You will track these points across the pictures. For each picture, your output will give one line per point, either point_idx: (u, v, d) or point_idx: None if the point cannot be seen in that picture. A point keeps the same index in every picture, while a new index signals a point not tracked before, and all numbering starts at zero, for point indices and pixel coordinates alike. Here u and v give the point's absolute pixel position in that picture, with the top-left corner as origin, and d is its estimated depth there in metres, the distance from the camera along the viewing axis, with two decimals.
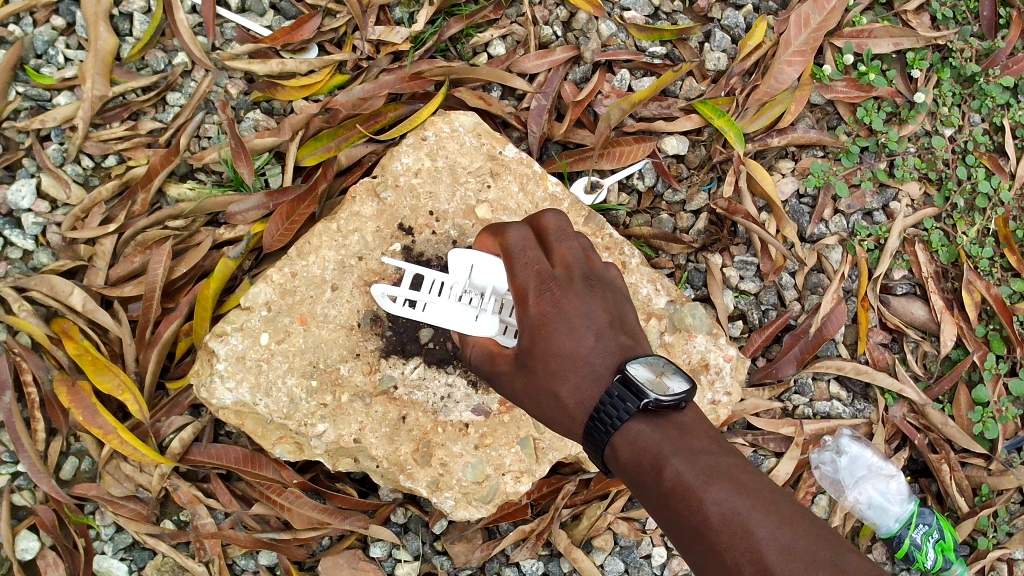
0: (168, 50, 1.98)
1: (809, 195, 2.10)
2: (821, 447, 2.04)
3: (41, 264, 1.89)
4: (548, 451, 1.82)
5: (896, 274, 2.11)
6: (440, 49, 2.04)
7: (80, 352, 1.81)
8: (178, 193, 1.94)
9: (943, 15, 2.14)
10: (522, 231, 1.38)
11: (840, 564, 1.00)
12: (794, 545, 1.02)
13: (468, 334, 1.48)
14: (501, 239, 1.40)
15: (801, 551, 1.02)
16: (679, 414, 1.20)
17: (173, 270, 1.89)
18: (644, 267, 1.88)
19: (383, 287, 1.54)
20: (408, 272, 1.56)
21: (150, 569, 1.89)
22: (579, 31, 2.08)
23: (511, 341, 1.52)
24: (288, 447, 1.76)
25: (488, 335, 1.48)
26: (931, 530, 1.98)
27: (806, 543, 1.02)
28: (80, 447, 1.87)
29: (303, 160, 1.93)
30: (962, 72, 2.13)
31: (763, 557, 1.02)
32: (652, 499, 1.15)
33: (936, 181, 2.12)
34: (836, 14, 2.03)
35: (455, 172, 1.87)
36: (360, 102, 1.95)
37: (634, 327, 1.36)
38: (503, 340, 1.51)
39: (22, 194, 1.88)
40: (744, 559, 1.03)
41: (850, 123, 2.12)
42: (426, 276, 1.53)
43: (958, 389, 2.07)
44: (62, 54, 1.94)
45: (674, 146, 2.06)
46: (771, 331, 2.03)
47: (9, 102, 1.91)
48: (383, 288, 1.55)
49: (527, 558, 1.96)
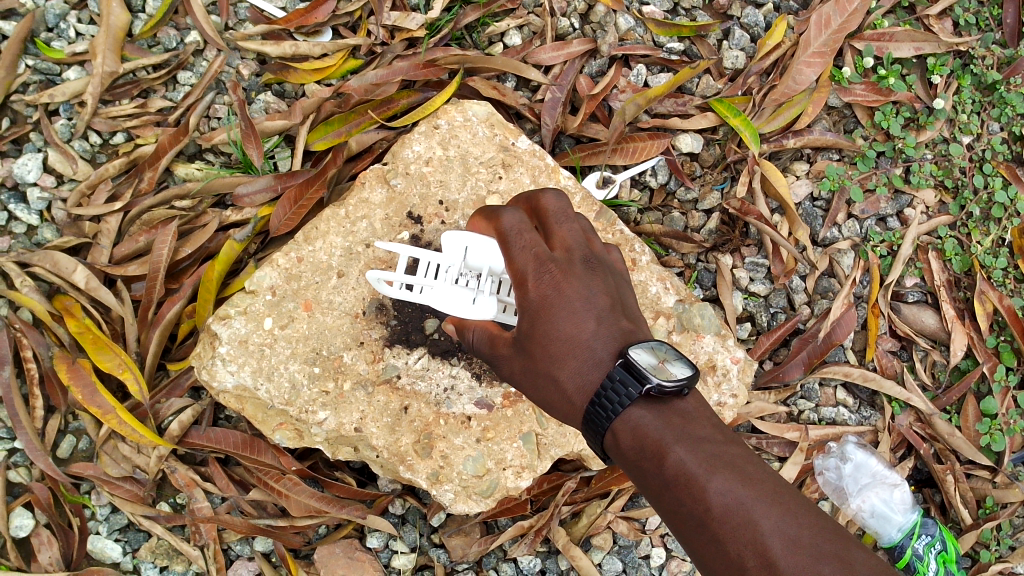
0: (179, 28, 1.96)
1: (822, 198, 2.08)
2: (825, 453, 2.03)
3: (45, 240, 1.88)
4: (550, 447, 1.80)
5: (908, 281, 2.09)
6: (455, 38, 2.02)
7: (82, 330, 1.79)
8: (185, 172, 1.91)
9: (964, 21, 2.12)
10: (517, 215, 1.35)
11: (846, 557, 0.99)
12: (800, 540, 1.01)
13: (464, 317, 1.49)
14: (495, 223, 1.37)
15: (805, 543, 1.00)
16: (681, 400, 1.17)
17: (178, 250, 1.87)
18: (654, 264, 1.86)
19: (377, 273, 1.51)
20: (403, 255, 1.53)
21: (145, 551, 1.86)
22: (596, 25, 2.06)
23: (512, 319, 1.52)
24: (288, 434, 1.74)
25: (485, 318, 1.48)
26: (934, 541, 1.95)
27: (812, 537, 1.01)
28: (78, 426, 1.85)
29: (314, 144, 1.90)
30: (983, 79, 2.10)
31: (767, 549, 1.00)
32: (653, 487, 1.13)
33: (951, 188, 2.10)
34: (857, 16, 2.00)
35: (466, 162, 1.85)
36: (373, 87, 1.92)
37: (635, 312, 1.34)
38: (503, 319, 1.52)
39: (28, 168, 1.87)
40: (748, 552, 1.01)
41: (867, 127, 2.10)
42: (421, 259, 1.53)
43: (967, 400, 2.04)
44: (74, 28, 1.92)
45: (689, 144, 2.03)
46: (779, 334, 2.00)
47: (18, 75, 1.89)
48: (378, 274, 1.51)
49: (525, 554, 1.94)
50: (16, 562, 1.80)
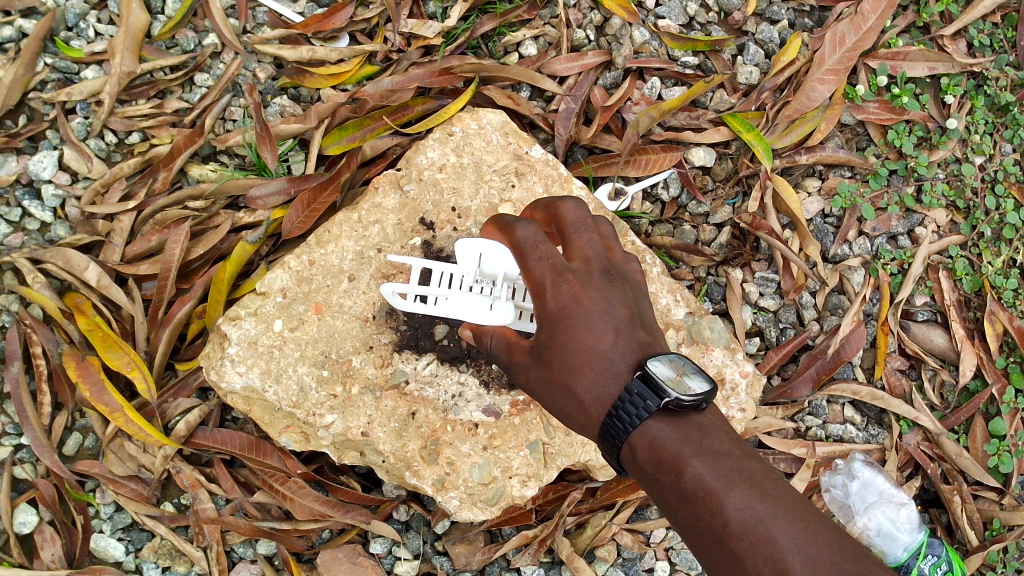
0: (198, 30, 1.97)
1: (834, 215, 2.08)
2: (832, 470, 2.01)
3: (57, 237, 1.88)
4: (557, 456, 1.79)
5: (919, 299, 2.08)
6: (471, 46, 2.03)
7: (92, 327, 1.80)
8: (200, 173, 1.93)
9: (979, 42, 2.13)
10: (532, 227, 1.35)
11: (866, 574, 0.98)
12: (819, 556, 1.00)
13: (482, 323, 1.48)
14: (510, 236, 1.37)
15: (825, 561, 1.00)
16: (699, 414, 1.17)
17: (190, 250, 1.88)
18: (665, 276, 1.86)
19: (391, 286, 1.53)
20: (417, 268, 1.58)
21: (147, 551, 1.86)
22: (612, 37, 2.07)
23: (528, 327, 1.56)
24: (294, 437, 1.75)
25: (502, 323, 1.48)
26: (940, 562, 1.89)
27: (831, 554, 1.00)
28: (85, 424, 1.85)
29: (328, 148, 1.92)
30: (997, 100, 2.11)
31: (786, 566, 1.00)
32: (670, 501, 1.12)
33: (962, 209, 2.10)
34: (871, 35, 2.01)
35: (480, 170, 1.85)
36: (388, 93, 1.94)
37: (653, 324, 1.34)
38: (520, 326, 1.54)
39: (43, 165, 1.88)
40: (767, 568, 1.01)
41: (880, 145, 2.10)
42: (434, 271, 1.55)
43: (975, 421, 2.04)
44: (93, 28, 1.92)
45: (701, 158, 2.03)
46: (788, 349, 2.00)
47: (37, 72, 1.90)
48: (391, 287, 1.53)
49: (528, 565, 1.92)
50: (18, 558, 1.79)
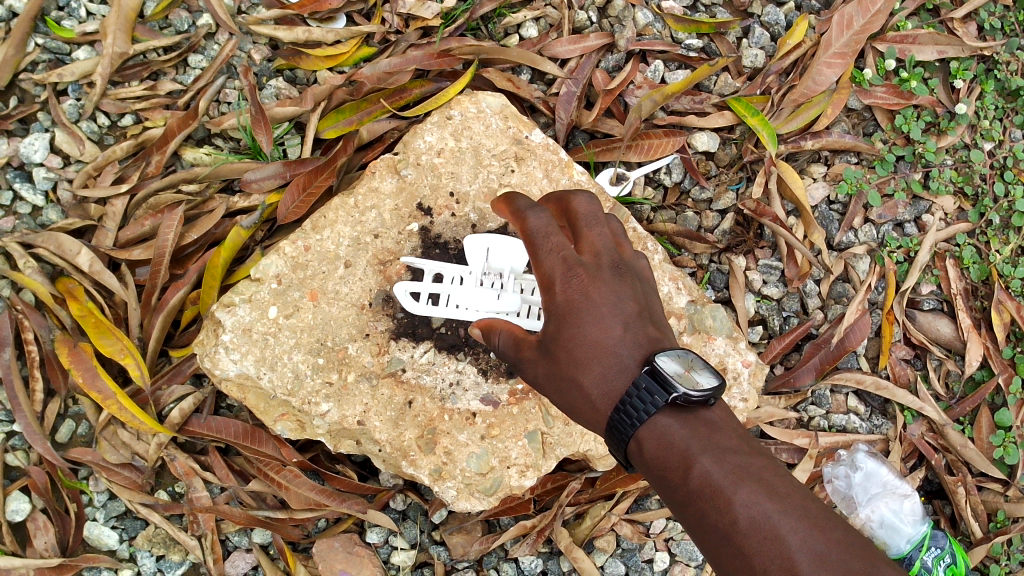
0: (192, 10, 1.93)
1: (839, 202, 2.04)
2: (835, 461, 1.97)
3: (49, 222, 1.85)
4: (555, 446, 1.76)
5: (924, 288, 2.03)
6: (470, 28, 2.00)
7: (84, 314, 1.76)
8: (193, 157, 1.89)
9: (990, 25, 2.08)
10: (545, 217, 1.31)
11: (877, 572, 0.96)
12: (829, 555, 0.97)
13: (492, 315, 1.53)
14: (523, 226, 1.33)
15: (836, 561, 0.97)
16: (707, 410, 1.14)
17: (184, 236, 1.85)
18: (667, 264, 1.82)
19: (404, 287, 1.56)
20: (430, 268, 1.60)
21: (141, 539, 1.83)
22: (615, 19, 2.03)
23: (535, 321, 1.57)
24: (289, 425, 1.72)
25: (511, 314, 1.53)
26: (944, 554, 1.87)
27: (842, 554, 0.98)
28: (78, 411, 1.83)
29: (324, 132, 1.89)
30: (1007, 85, 2.07)
31: (796, 567, 0.97)
32: (676, 499, 1.09)
33: (971, 195, 2.05)
34: (881, 17, 1.95)
35: (479, 154, 1.82)
36: (386, 76, 1.89)
37: (663, 319, 1.30)
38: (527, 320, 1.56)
39: (34, 148, 1.84)
40: (776, 568, 0.98)
41: (887, 130, 2.06)
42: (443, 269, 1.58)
43: (980, 411, 1.99)
44: (85, 7, 1.88)
45: (705, 143, 1.99)
46: (791, 338, 1.96)
47: (28, 53, 1.85)
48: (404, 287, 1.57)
49: (527, 555, 1.87)
50: (11, 546, 1.77)
